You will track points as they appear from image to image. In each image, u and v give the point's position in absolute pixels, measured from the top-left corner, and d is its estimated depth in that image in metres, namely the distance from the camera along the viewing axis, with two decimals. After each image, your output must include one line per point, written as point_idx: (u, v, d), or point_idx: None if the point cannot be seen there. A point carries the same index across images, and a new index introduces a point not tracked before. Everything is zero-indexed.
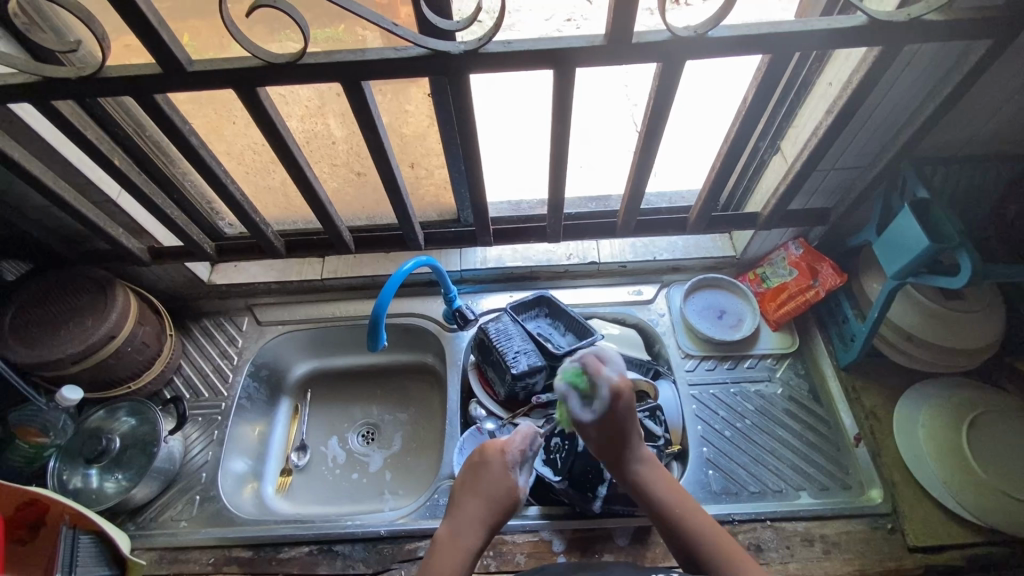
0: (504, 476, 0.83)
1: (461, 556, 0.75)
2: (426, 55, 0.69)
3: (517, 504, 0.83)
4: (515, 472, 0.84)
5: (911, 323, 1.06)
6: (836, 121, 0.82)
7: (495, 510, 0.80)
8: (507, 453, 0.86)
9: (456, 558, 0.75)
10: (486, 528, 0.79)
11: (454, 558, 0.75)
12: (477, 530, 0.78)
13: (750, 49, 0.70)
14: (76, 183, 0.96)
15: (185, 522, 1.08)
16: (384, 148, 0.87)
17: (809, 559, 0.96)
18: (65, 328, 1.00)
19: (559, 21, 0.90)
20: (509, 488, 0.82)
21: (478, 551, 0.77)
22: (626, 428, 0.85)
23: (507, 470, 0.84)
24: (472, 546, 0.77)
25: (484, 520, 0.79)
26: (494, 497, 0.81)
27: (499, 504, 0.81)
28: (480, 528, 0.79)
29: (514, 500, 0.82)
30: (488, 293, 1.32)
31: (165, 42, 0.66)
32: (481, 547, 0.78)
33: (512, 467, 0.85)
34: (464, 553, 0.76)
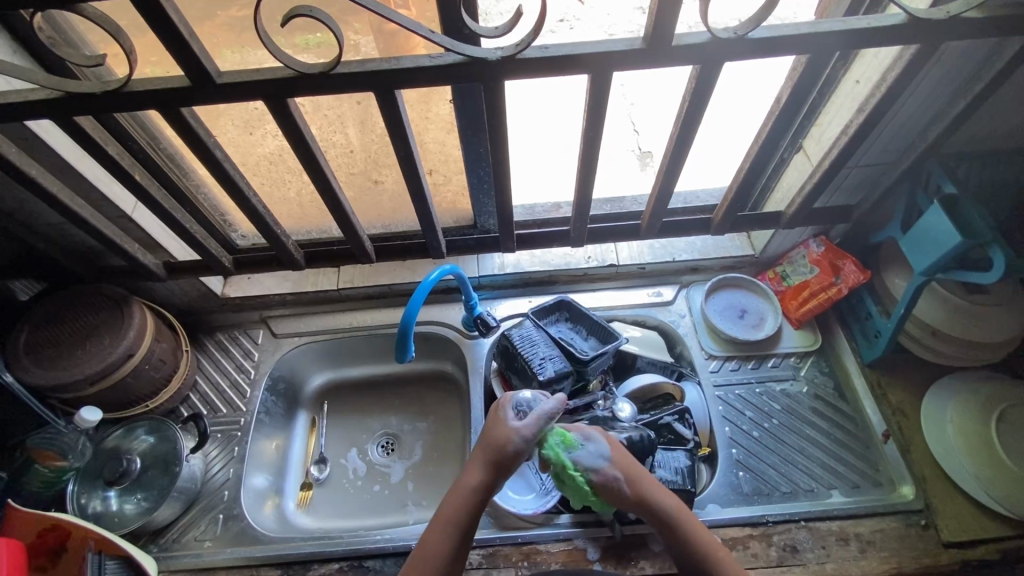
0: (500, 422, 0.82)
1: (458, 497, 0.77)
2: (461, 62, 0.68)
3: (516, 444, 0.79)
4: (508, 416, 0.82)
5: (937, 319, 1.05)
6: (867, 120, 0.81)
7: (491, 452, 0.80)
8: (505, 407, 0.84)
9: (456, 499, 0.77)
10: (486, 470, 0.79)
11: (453, 500, 0.78)
12: (476, 470, 0.79)
13: (790, 49, 0.69)
14: (91, 199, 0.93)
15: (209, 542, 1.05)
16: (412, 156, 0.85)
17: (846, 559, 0.96)
18: (81, 348, 0.98)
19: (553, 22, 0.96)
20: (502, 433, 0.80)
21: (481, 491, 0.78)
22: (634, 472, 0.81)
23: (501, 414, 0.83)
24: (473, 486, 0.78)
25: (484, 463, 0.79)
26: (491, 440, 0.81)
27: (494, 445, 0.80)
28: (479, 470, 0.79)
29: (511, 440, 0.80)
30: (505, 299, 1.30)
31: (196, 54, 0.64)
32: (483, 486, 0.78)
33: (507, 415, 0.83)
34: (463, 491, 0.77)
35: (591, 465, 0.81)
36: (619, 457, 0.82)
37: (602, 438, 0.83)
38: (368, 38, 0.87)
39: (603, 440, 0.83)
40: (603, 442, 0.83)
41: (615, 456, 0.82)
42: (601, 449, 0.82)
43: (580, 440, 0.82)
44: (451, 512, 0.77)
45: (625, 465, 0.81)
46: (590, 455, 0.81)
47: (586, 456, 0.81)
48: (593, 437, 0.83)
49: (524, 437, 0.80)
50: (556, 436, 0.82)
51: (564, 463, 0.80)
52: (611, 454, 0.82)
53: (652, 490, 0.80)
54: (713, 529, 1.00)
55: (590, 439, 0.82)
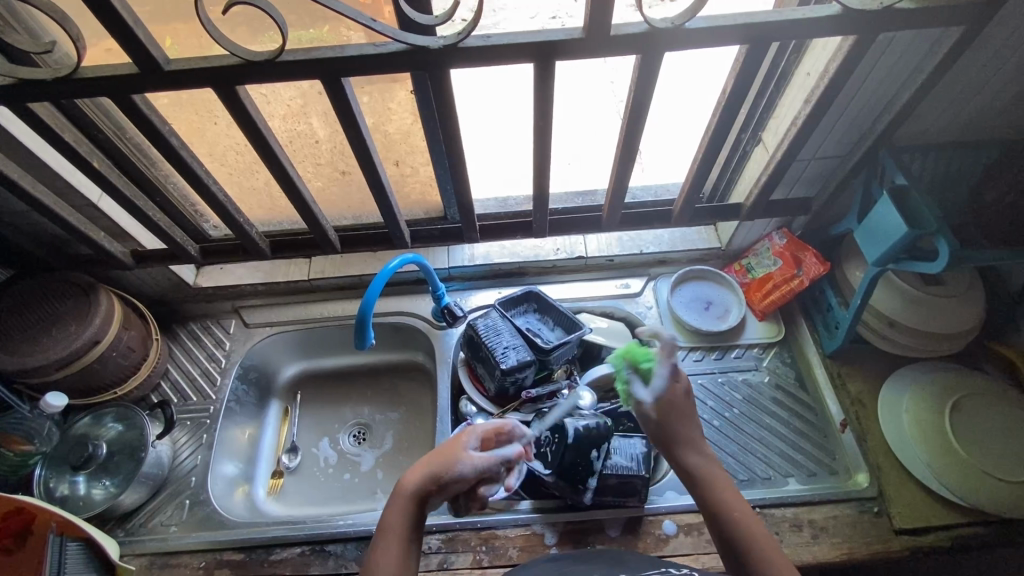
0: (458, 443, 0.78)
1: (402, 507, 0.73)
2: (405, 51, 0.69)
3: (460, 467, 0.75)
4: (464, 445, 0.77)
5: (895, 311, 1.06)
6: (814, 110, 0.83)
7: (433, 467, 0.75)
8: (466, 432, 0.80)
9: (395, 508, 0.73)
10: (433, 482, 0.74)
11: (393, 510, 0.74)
12: (414, 478, 0.75)
13: (729, 38, 0.70)
14: (55, 186, 0.94)
15: (175, 527, 1.07)
16: (367, 145, 0.87)
17: (798, 544, 0.97)
18: (46, 335, 0.99)
19: (544, 19, 0.90)
20: (452, 454, 0.76)
21: (419, 499, 0.74)
22: (674, 423, 0.78)
23: (463, 438, 0.79)
24: (411, 494, 0.74)
25: (431, 474, 0.75)
26: (439, 457, 0.76)
27: (439, 461, 0.76)
28: (415, 479, 0.75)
29: (457, 461, 0.75)
30: (475, 290, 1.32)
31: (142, 42, 0.66)
32: (421, 495, 0.74)
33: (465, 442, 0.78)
34: (400, 499, 0.74)
35: (638, 394, 0.80)
36: (665, 402, 0.79)
37: (665, 381, 0.79)
38: (362, 35, 0.85)
39: (668, 383, 0.79)
40: (662, 383, 0.79)
41: (666, 398, 0.79)
42: (657, 389, 0.79)
43: (650, 375, 0.80)
44: (391, 522, 0.73)
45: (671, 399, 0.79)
46: (644, 386, 0.80)
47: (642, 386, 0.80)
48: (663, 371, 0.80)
49: (471, 465, 0.75)
50: (638, 352, 0.82)
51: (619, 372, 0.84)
52: (664, 393, 0.79)
53: (689, 456, 0.77)
54: (669, 515, 1.01)
55: (660, 375, 0.79)
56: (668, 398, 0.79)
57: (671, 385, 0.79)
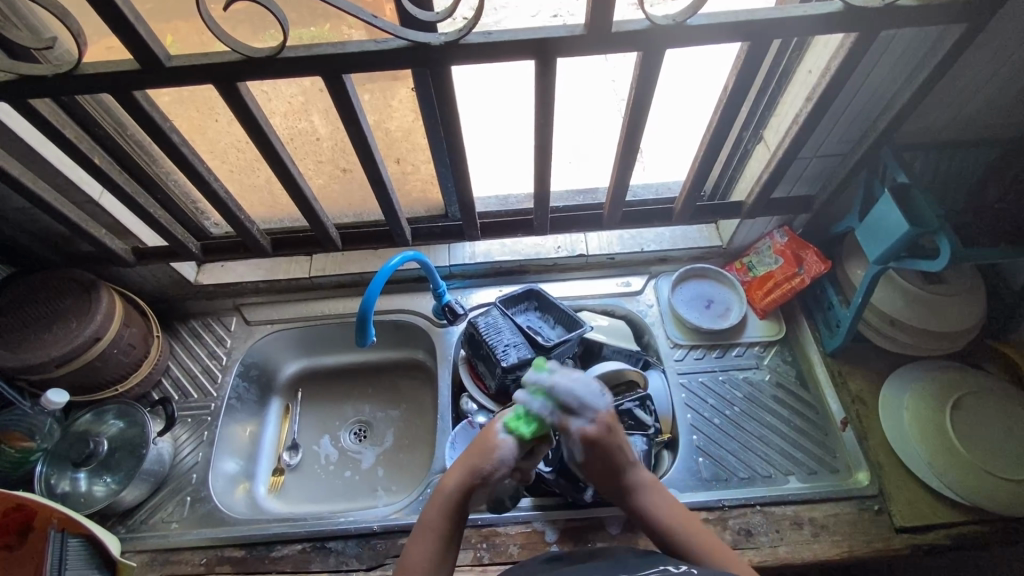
0: (493, 434, 0.74)
1: (440, 505, 0.72)
2: (406, 47, 0.69)
3: (501, 454, 0.73)
4: (499, 435, 0.74)
5: (896, 308, 1.06)
6: (816, 108, 0.83)
7: (474, 462, 0.73)
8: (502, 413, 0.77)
9: (435, 506, 0.72)
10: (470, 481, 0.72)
11: (433, 508, 0.72)
12: (455, 475, 0.73)
13: (730, 36, 0.70)
14: (57, 183, 0.95)
15: (177, 523, 1.07)
16: (368, 142, 0.87)
17: (799, 542, 0.97)
18: (48, 332, 0.99)
19: (546, 16, 0.89)
20: (488, 448, 0.73)
21: (459, 496, 0.72)
22: (605, 454, 0.73)
23: (496, 428, 0.75)
24: (452, 492, 0.72)
25: (469, 473, 0.72)
26: (476, 451, 0.74)
27: (480, 455, 0.73)
28: (456, 477, 0.72)
29: (497, 448, 0.73)
30: (476, 288, 1.32)
31: (143, 38, 0.66)
32: (461, 493, 0.72)
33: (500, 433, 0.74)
34: (440, 499, 0.72)
35: (563, 422, 0.73)
36: (598, 438, 0.72)
37: (592, 411, 0.73)
38: (363, 33, 0.85)
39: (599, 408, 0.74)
40: (591, 418, 0.72)
41: (599, 437, 0.72)
42: (588, 422, 0.72)
43: (566, 403, 0.73)
44: (431, 520, 0.71)
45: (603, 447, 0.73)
46: (574, 416, 0.73)
47: (553, 413, 0.73)
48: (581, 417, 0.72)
49: (513, 449, 0.73)
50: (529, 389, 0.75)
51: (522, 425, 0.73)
52: (597, 434, 0.72)
53: (631, 477, 0.75)
54: None
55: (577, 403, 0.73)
56: (598, 434, 0.72)
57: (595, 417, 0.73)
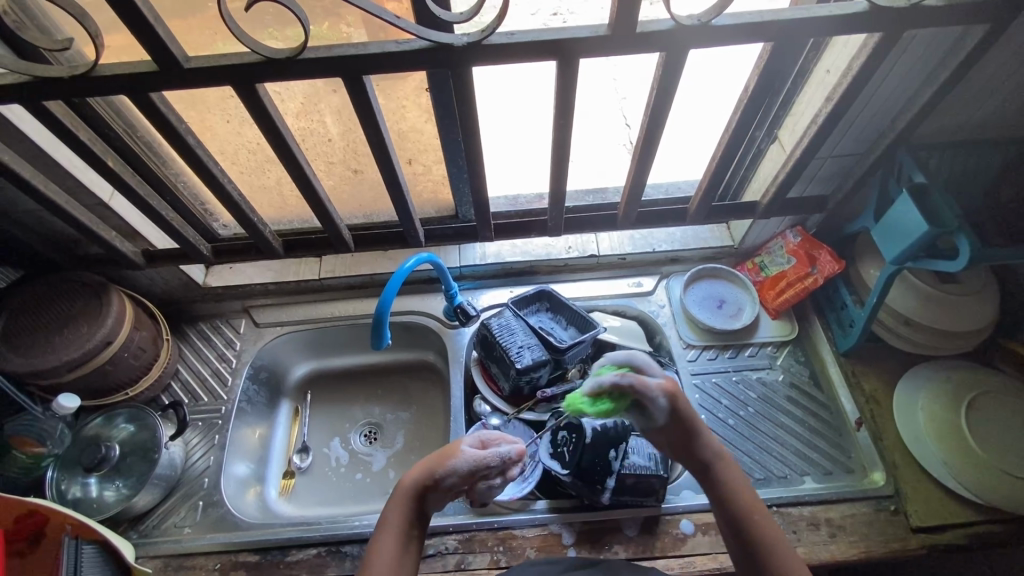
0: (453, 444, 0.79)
1: (402, 504, 0.74)
2: (428, 48, 0.68)
3: (456, 459, 0.76)
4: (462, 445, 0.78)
5: (910, 308, 1.06)
6: (836, 108, 0.82)
7: (431, 463, 0.76)
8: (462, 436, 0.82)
9: (396, 505, 0.74)
10: (429, 482, 0.75)
11: (393, 507, 0.74)
12: (413, 476, 0.76)
13: (754, 37, 0.69)
14: (67, 186, 0.93)
15: (189, 528, 1.06)
16: (385, 143, 0.86)
17: (816, 543, 0.97)
18: (59, 336, 0.98)
19: (546, 15, 0.89)
20: (450, 455, 0.77)
21: (416, 495, 0.74)
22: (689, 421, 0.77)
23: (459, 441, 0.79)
24: (410, 490, 0.75)
25: (428, 474, 0.75)
26: (437, 457, 0.77)
27: (437, 458, 0.77)
28: (414, 477, 0.75)
29: (453, 454, 0.77)
30: (487, 289, 1.31)
31: (161, 39, 0.65)
32: (418, 492, 0.74)
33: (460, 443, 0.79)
34: (402, 498, 0.74)
35: (639, 378, 0.76)
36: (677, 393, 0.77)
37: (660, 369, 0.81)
38: (363, 32, 0.84)
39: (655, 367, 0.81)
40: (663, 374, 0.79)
41: (678, 398, 0.77)
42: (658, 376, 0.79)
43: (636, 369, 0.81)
44: (391, 518, 0.73)
45: (683, 410, 0.77)
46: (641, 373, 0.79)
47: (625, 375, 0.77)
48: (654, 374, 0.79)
49: (469, 460, 0.76)
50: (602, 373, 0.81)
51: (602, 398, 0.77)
52: (671, 391, 0.77)
53: (708, 448, 0.78)
54: (687, 514, 1.01)
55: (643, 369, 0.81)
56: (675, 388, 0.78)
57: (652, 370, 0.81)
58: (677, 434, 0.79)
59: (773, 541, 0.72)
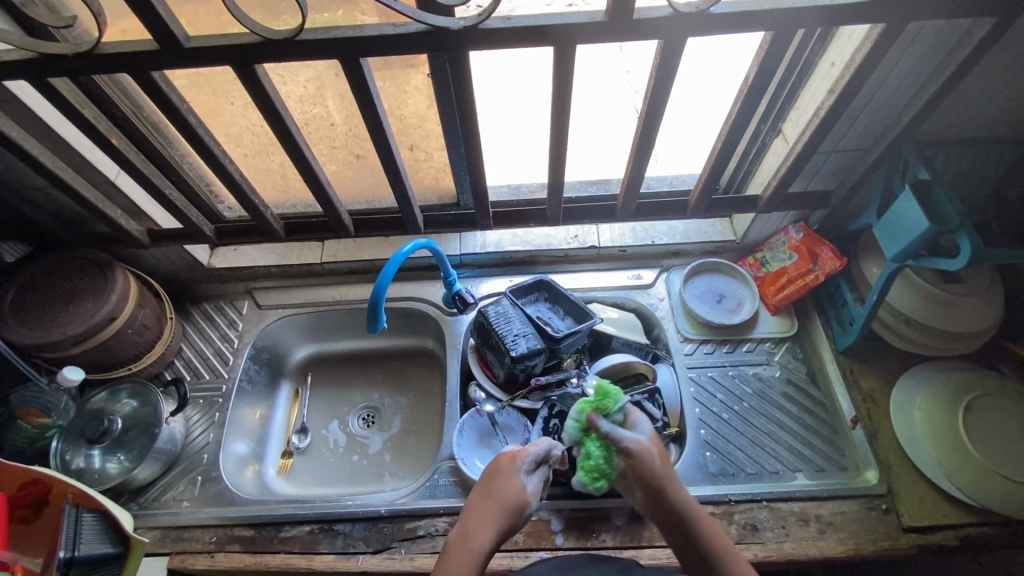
0: (515, 482, 0.78)
1: (471, 558, 0.70)
2: (424, 31, 0.68)
3: (532, 505, 0.77)
4: (523, 475, 0.78)
5: (912, 308, 1.05)
6: (838, 101, 0.81)
7: (507, 516, 0.75)
8: (525, 462, 0.80)
9: (463, 561, 0.69)
10: (498, 533, 0.73)
11: (460, 563, 0.69)
12: (486, 534, 0.72)
13: (753, 26, 0.69)
14: (75, 164, 0.95)
15: (188, 502, 1.08)
16: (384, 127, 0.86)
17: (804, 539, 0.97)
18: (65, 310, 1.01)
19: (560, 5, 0.80)
20: (516, 497, 0.76)
21: (489, 554, 0.72)
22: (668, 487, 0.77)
23: (517, 471, 0.79)
24: (482, 549, 0.71)
25: (498, 525, 0.74)
26: (501, 501, 0.76)
27: (514, 507, 0.76)
28: (490, 534, 0.73)
29: (528, 501, 0.77)
30: (487, 278, 1.32)
31: (161, 17, 0.65)
32: (492, 550, 0.72)
33: (524, 476, 0.79)
34: (472, 557, 0.70)
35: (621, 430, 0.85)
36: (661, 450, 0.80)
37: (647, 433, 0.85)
38: (377, 19, 0.84)
39: (642, 437, 0.81)
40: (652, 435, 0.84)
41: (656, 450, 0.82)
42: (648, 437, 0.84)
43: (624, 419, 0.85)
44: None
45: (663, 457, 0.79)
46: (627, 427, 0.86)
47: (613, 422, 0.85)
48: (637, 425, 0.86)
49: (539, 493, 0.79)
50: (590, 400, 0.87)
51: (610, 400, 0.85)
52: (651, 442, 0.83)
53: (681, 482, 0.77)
54: None
55: (620, 435, 0.80)
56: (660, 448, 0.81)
57: (639, 447, 0.79)
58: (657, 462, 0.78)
59: (722, 550, 0.74)
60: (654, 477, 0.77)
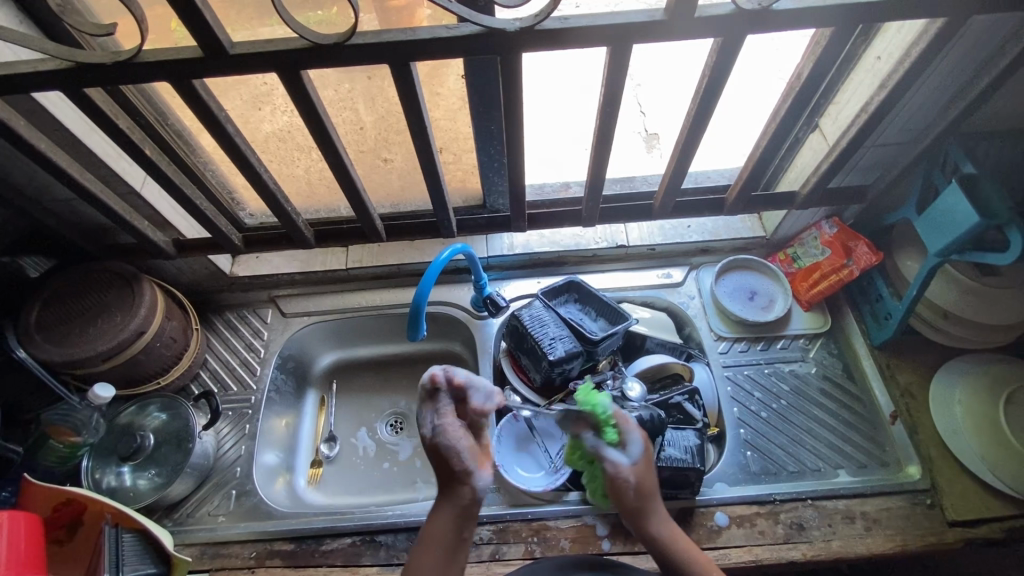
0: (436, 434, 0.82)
1: (441, 519, 0.79)
2: (478, 33, 0.66)
3: (459, 445, 0.80)
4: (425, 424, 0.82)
5: (949, 301, 1.05)
6: (889, 95, 0.80)
7: (456, 494, 0.80)
8: (423, 409, 0.84)
9: (435, 522, 0.79)
10: (456, 487, 0.80)
11: (433, 521, 0.80)
12: (449, 491, 0.80)
13: (813, 21, 0.67)
14: (101, 174, 0.92)
15: (223, 517, 1.06)
16: (425, 130, 0.84)
17: (852, 536, 0.97)
18: (93, 325, 0.98)
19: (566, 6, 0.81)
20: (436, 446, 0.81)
21: (453, 505, 0.80)
22: (648, 511, 0.82)
23: (424, 420, 0.83)
24: (448, 506, 0.80)
25: (451, 485, 0.81)
26: (436, 459, 0.82)
27: (459, 481, 0.80)
28: (446, 514, 0.80)
29: (451, 443, 0.80)
30: (513, 280, 1.30)
31: (209, 24, 0.63)
32: (454, 502, 0.80)
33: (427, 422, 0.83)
34: (443, 513, 0.80)
35: (603, 450, 0.84)
36: (631, 473, 0.82)
37: (631, 454, 0.84)
38: (373, 16, 0.84)
39: (624, 462, 0.82)
40: (630, 459, 0.83)
41: (637, 471, 0.83)
42: (628, 458, 0.83)
43: (620, 438, 0.85)
44: (434, 530, 0.79)
45: (639, 480, 0.83)
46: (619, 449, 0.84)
47: (597, 442, 0.85)
48: (632, 442, 0.85)
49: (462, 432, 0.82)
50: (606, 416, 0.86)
51: (593, 408, 0.87)
52: (637, 460, 0.83)
53: (651, 508, 0.83)
54: (721, 507, 1.01)
55: (603, 456, 0.83)
56: (632, 472, 0.82)
57: (618, 472, 0.82)
58: (629, 489, 0.82)
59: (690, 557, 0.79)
60: (630, 499, 0.82)
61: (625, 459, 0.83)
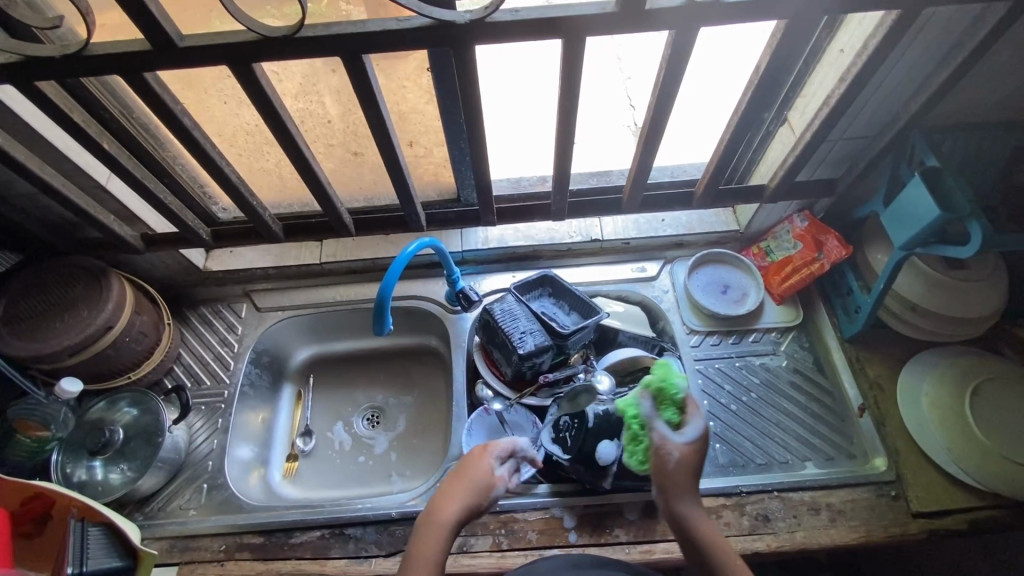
0: (485, 465, 0.78)
1: (439, 537, 0.71)
2: (428, 26, 0.66)
3: (499, 491, 0.77)
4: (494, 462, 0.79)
5: (917, 294, 1.05)
6: (849, 89, 0.80)
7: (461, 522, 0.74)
8: (491, 450, 0.80)
9: (431, 538, 0.71)
10: (467, 508, 0.74)
11: (428, 537, 0.71)
12: (453, 507, 0.73)
13: (765, 13, 0.67)
14: (63, 169, 0.92)
15: (194, 510, 1.07)
16: (386, 124, 0.83)
17: (816, 527, 0.98)
18: (60, 320, 0.98)
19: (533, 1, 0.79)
20: (484, 481, 0.76)
21: (458, 526, 0.73)
22: (683, 490, 0.73)
23: (487, 458, 0.79)
24: (450, 521, 0.72)
25: (463, 502, 0.74)
26: (463, 481, 0.76)
27: (473, 501, 0.74)
28: (445, 535, 0.72)
29: (493, 483, 0.76)
30: (488, 274, 1.30)
31: (155, 18, 0.63)
32: (460, 522, 0.73)
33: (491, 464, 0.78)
34: (440, 531, 0.71)
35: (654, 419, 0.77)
36: (679, 450, 0.73)
37: (689, 435, 0.74)
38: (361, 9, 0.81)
39: (674, 437, 0.73)
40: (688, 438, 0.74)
41: (690, 450, 0.73)
42: (683, 437, 0.74)
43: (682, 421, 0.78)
44: (426, 548, 0.70)
45: (682, 456, 0.73)
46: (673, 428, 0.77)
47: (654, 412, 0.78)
48: (696, 426, 0.76)
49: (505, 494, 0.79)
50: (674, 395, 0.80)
51: (668, 386, 0.81)
52: (694, 443, 0.74)
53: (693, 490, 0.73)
54: None
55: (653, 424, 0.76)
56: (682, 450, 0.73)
57: (663, 445, 0.74)
58: (670, 464, 0.72)
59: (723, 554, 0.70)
60: (670, 473, 0.73)
61: (681, 438, 0.74)
